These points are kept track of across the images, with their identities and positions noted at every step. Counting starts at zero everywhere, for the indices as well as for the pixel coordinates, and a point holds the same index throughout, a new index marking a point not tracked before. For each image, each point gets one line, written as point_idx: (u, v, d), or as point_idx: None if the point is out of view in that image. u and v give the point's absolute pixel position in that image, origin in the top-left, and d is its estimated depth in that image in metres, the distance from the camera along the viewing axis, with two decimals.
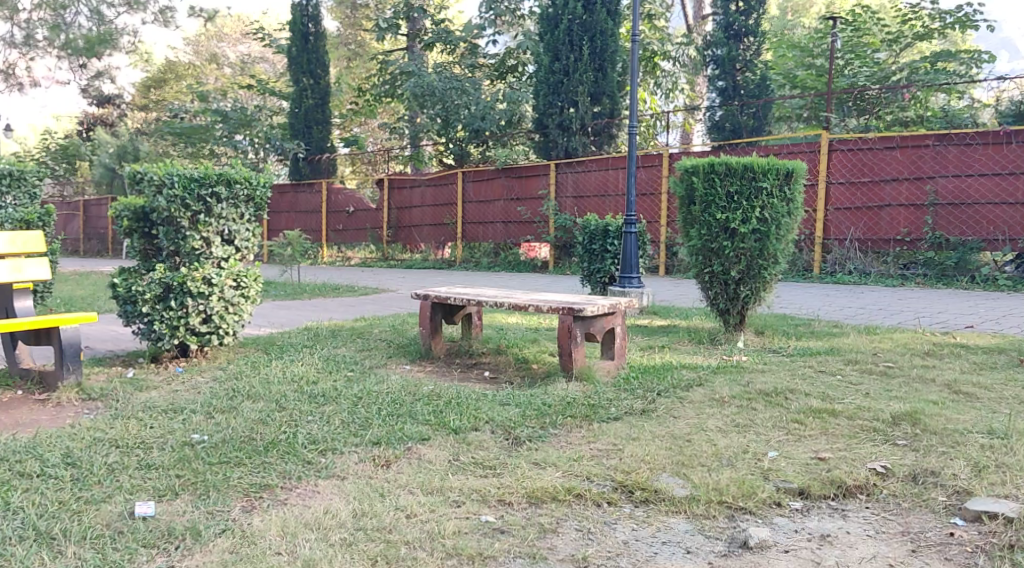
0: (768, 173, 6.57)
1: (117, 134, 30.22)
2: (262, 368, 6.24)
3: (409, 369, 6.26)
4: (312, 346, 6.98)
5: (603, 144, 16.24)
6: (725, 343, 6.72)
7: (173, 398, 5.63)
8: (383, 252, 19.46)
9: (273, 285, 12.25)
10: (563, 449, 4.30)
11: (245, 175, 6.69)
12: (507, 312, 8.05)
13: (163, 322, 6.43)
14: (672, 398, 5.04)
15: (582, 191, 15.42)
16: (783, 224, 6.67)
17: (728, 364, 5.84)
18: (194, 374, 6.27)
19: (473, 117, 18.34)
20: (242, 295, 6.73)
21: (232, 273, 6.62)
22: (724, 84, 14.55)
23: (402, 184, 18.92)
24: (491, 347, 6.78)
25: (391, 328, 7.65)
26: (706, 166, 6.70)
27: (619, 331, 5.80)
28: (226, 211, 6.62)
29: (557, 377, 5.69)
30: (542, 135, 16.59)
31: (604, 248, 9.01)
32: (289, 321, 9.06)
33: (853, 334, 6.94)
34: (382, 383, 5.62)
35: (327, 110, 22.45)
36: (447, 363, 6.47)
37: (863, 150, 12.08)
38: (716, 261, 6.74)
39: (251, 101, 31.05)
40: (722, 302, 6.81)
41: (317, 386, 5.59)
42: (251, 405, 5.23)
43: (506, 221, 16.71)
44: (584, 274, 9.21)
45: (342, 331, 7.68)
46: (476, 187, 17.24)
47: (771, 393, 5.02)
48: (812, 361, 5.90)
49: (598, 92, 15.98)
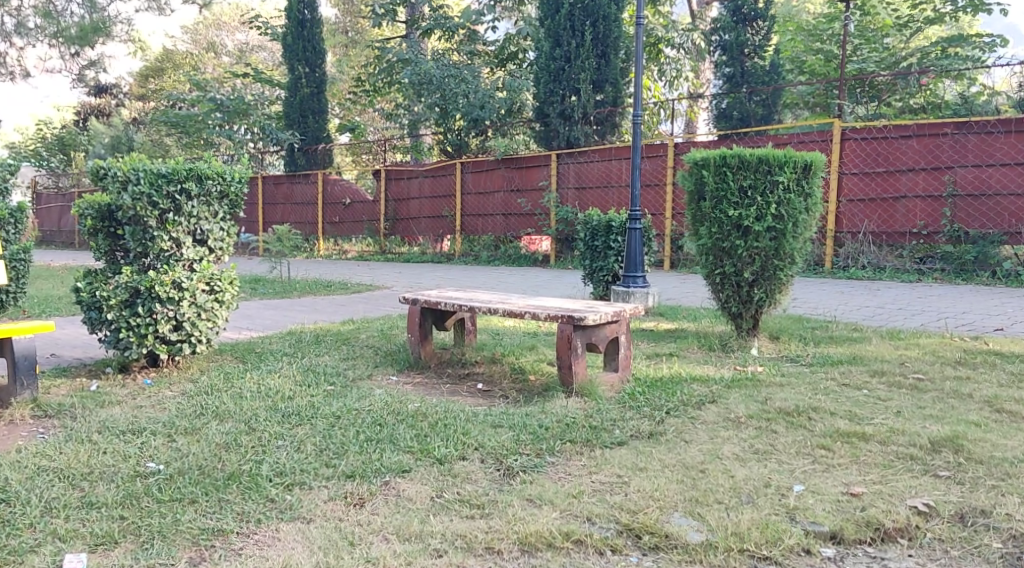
0: (785, 165, 6.06)
1: (112, 124, 29.73)
2: (236, 381, 5.74)
3: (396, 382, 5.77)
4: (293, 353, 6.49)
5: (606, 134, 15.69)
6: (738, 349, 6.21)
7: (136, 415, 5.14)
8: (380, 245, 18.95)
9: (263, 282, 11.75)
10: (561, 482, 3.81)
11: (218, 170, 6.18)
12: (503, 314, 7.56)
13: (130, 330, 5.94)
14: (683, 418, 4.53)
15: (583, 182, 14.90)
16: (801, 221, 6.16)
17: (742, 376, 5.34)
18: (163, 387, 5.78)
19: (471, 106, 17.69)
20: (217, 300, 6.24)
21: (204, 277, 6.12)
22: (731, 70, 13.99)
23: (399, 175, 18.39)
24: (485, 355, 6.28)
25: (379, 333, 7.15)
26: (717, 158, 6.18)
27: (623, 340, 5.30)
28: (198, 209, 6.11)
29: (555, 391, 5.20)
30: (542, 125, 16.06)
31: (607, 244, 8.54)
32: (274, 323, 8.59)
33: (876, 340, 6.43)
34: (364, 400, 5.13)
35: (324, 99, 21.90)
36: (437, 373, 5.98)
37: (879, 139, 11.55)
38: (727, 262, 6.23)
39: (249, 90, 30.52)
40: (734, 305, 6.30)
41: (291, 403, 5.10)
42: (218, 425, 4.76)
43: (506, 213, 16.21)
44: (586, 272, 8.76)
45: (327, 336, 7.20)
46: (476, 178, 16.72)
47: (793, 412, 4.52)
48: (835, 373, 5.40)
49: (601, 80, 15.44)
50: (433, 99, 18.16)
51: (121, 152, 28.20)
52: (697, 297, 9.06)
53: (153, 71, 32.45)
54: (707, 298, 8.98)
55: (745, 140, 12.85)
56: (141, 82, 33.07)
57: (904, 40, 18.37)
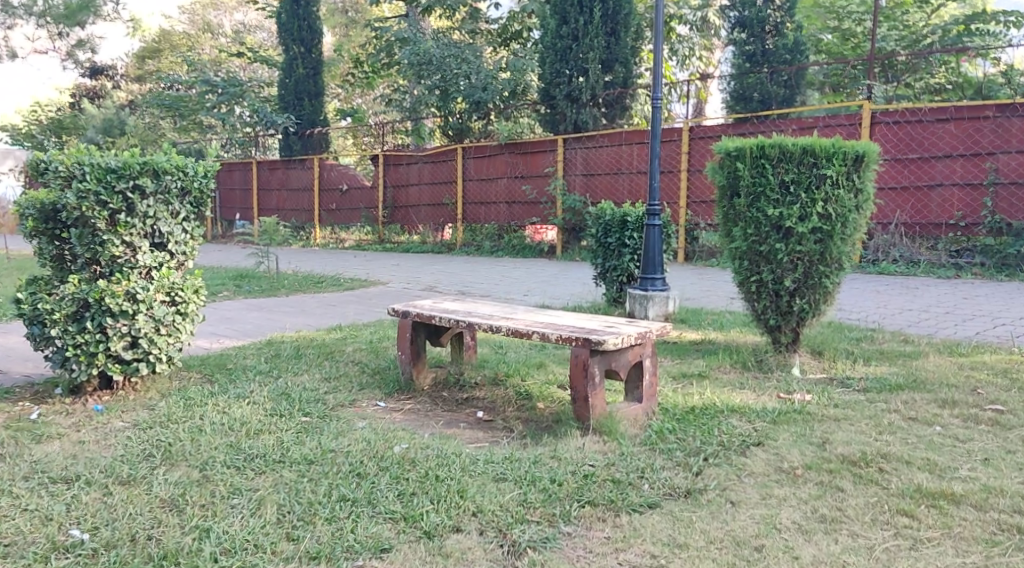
0: (833, 157, 5.24)
1: (105, 106, 28.85)
2: (197, 408, 4.95)
3: (383, 410, 4.98)
4: (267, 372, 5.68)
5: (615, 117, 14.84)
6: (777, 368, 5.42)
7: (74, 455, 4.35)
8: (378, 234, 18.15)
9: (251, 278, 10.94)
10: (580, 565, 3.03)
11: (179, 164, 5.36)
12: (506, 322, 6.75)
13: (77, 348, 5.12)
14: (726, 468, 3.74)
15: (592, 169, 14.07)
16: (851, 221, 5.35)
17: (789, 408, 4.54)
18: (114, 416, 4.98)
19: (473, 87, 16.82)
20: (180, 313, 5.44)
21: (163, 286, 5.31)
22: (751, 48, 12.99)
23: (398, 160, 17.55)
24: (487, 375, 5.49)
25: (367, 345, 6.36)
26: (754, 149, 5.36)
27: (648, 365, 4.50)
28: (157, 209, 5.29)
29: (569, 427, 4.41)
30: (548, 107, 15.19)
31: (622, 241, 7.73)
32: (256, 328, 7.81)
33: (934, 355, 5.62)
34: (342, 438, 4.33)
35: (320, 81, 20.96)
36: (431, 399, 5.20)
37: (912, 122, 10.67)
38: (765, 268, 5.43)
39: (248, 71, 29.59)
40: (772, 317, 5.51)
41: (255, 443, 4.31)
42: (167, 473, 3.98)
43: (510, 201, 15.38)
44: (598, 272, 7.96)
45: (310, 348, 6.40)
46: (478, 164, 15.87)
47: (860, 462, 3.74)
48: (897, 403, 4.59)
49: (610, 59, 14.53)
50: (433, 81, 17.26)
51: (114, 135, 27.35)
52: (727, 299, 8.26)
53: (149, 51, 31.38)
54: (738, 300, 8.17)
55: (766, 123, 12.00)
56: (137, 64, 32.10)
57: (925, 17, 17.38)
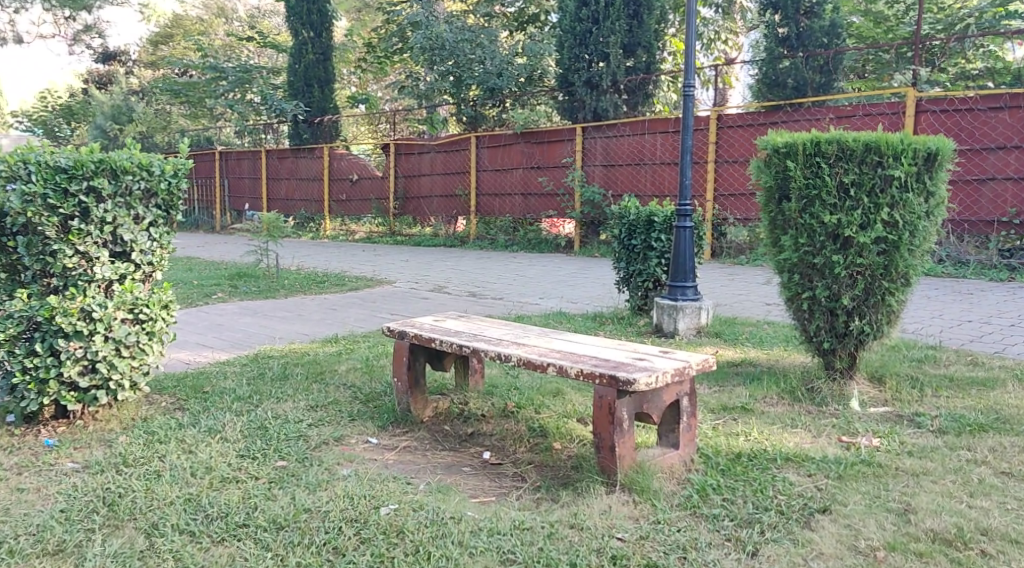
0: (902, 155, 4.49)
1: (115, 92, 28.28)
2: (159, 446, 4.28)
3: (374, 449, 4.30)
4: (246, 399, 5.01)
5: (637, 104, 14.04)
6: (831, 399, 4.70)
7: (5, 510, 3.68)
8: (389, 226, 17.49)
9: (249, 278, 10.27)
10: None
11: (143, 162, 4.67)
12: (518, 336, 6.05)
13: (24, 374, 4.42)
14: (789, 548, 3.04)
15: (612, 159, 13.30)
16: (920, 230, 4.59)
17: (855, 458, 3.81)
18: (64, 455, 4.29)
19: (488, 73, 16.07)
20: (145, 332, 4.74)
21: (124, 303, 4.62)
22: (785, 30, 12.03)
23: (409, 149, 16.83)
24: (497, 404, 4.79)
25: (362, 363, 5.68)
26: (808, 144, 4.61)
27: (686, 405, 3.78)
28: (117, 213, 4.59)
29: (592, 479, 3.70)
30: (566, 94, 14.41)
31: (648, 244, 6.99)
32: (247, 338, 7.13)
33: (1014, 384, 4.86)
34: (319, 494, 3.64)
35: (330, 66, 20.24)
36: (431, 435, 4.50)
37: (961, 111, 9.85)
38: (819, 283, 4.68)
39: (260, 57, 28.88)
40: (826, 339, 4.77)
41: (217, 498, 3.64)
42: (108, 542, 3.32)
43: (526, 193, 14.63)
44: (622, 277, 7.23)
45: (299, 367, 5.72)
46: (492, 154, 15.12)
47: (956, 541, 3.01)
48: (982, 450, 3.86)
49: (632, 43, 13.71)
50: (445, 67, 16.52)
51: (122, 123, 26.82)
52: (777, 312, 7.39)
53: (162, 37, 30.81)
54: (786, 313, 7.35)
55: (800, 111, 11.20)
56: (150, 49, 31.52)
57: None
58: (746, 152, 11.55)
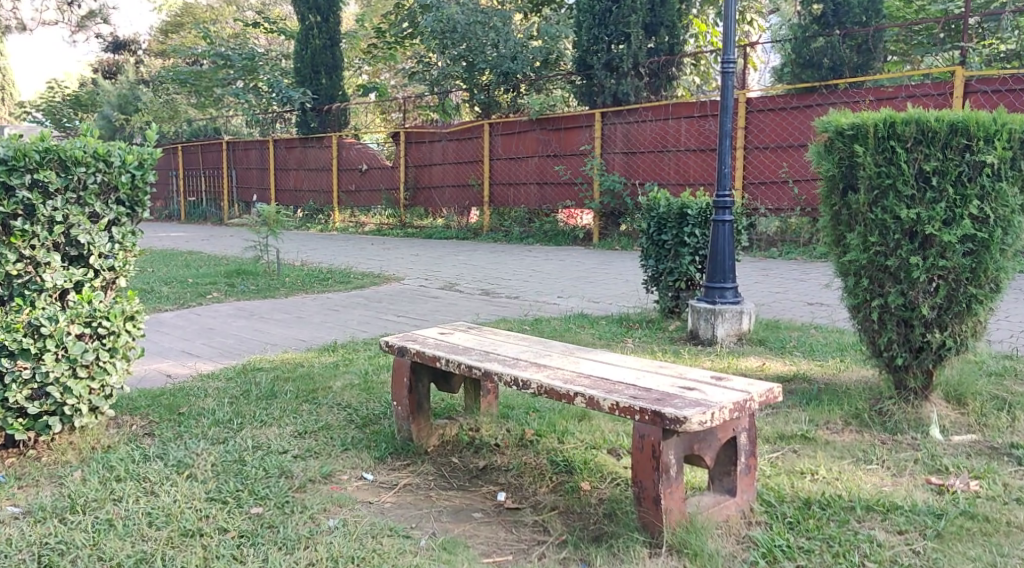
0: (994, 138, 3.77)
1: (123, 81, 27.75)
2: (116, 486, 3.63)
3: (371, 489, 3.66)
4: (226, 422, 4.38)
5: (660, 88, 13.28)
6: (907, 425, 4.01)
7: None
8: (400, 217, 16.84)
9: (247, 275, 9.62)
10: None
11: (100, 151, 4.01)
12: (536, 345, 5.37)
13: None
14: None
15: (633, 146, 12.58)
16: (1015, 226, 3.88)
17: (952, 505, 3.14)
18: (6, 495, 3.62)
19: (502, 57, 15.33)
20: (105, 348, 4.09)
21: (79, 316, 3.97)
22: (820, 7, 11.18)
23: (420, 137, 16.15)
24: (515, 430, 4.12)
25: (362, 378, 5.02)
26: (880, 126, 3.91)
27: (744, 443, 3.11)
28: (68, 210, 3.95)
29: (633, 536, 3.04)
30: (585, 78, 13.67)
31: (680, 240, 6.29)
32: (238, 345, 6.47)
33: None
34: (298, 555, 3.00)
35: (338, 52, 19.52)
36: (438, 470, 3.85)
37: (1016, 91, 9.09)
38: (892, 289, 3.99)
39: (270, 45, 28.23)
40: (901, 355, 4.08)
41: (173, 560, 3.00)
42: None
43: (542, 182, 13.93)
44: (651, 276, 6.55)
45: (289, 382, 5.07)
46: (506, 141, 14.41)
47: None
48: None
49: (655, 23, 12.96)
50: (458, 50, 15.81)
51: (129, 113, 26.32)
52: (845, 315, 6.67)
53: (171, 26, 30.21)
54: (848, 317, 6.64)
55: (837, 94, 10.42)
56: (160, 38, 30.96)
57: None
58: (779, 137, 10.84)
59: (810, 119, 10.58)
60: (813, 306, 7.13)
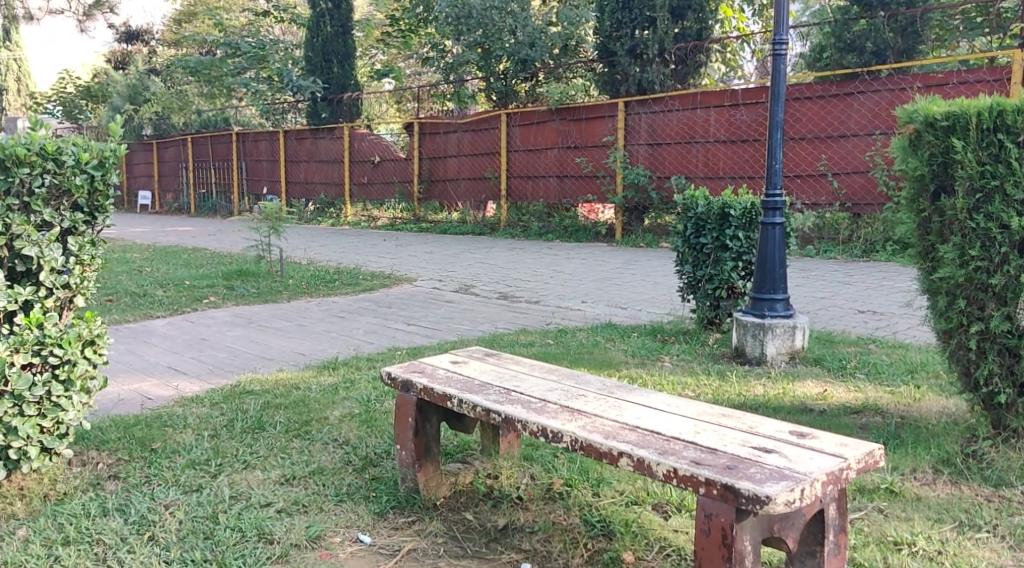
0: None
1: (134, 71, 27.24)
2: (60, 553, 3.01)
3: (367, 556, 3.03)
4: (203, 464, 3.76)
5: (687, 76, 12.55)
6: (1014, 476, 3.34)
7: None
8: (413, 211, 16.22)
9: (248, 276, 9.00)
10: None
11: (48, 148, 3.40)
12: None
13: None
14: None
15: (659, 137, 11.88)
16: None
17: None
18: None
19: (519, 44, 14.61)
20: (59, 380, 3.47)
21: (23, 343, 3.35)
22: None
23: (435, 128, 15.50)
24: (541, 479, 3.48)
25: (364, 406, 4.39)
26: (985, 116, 3.25)
27: (835, 517, 2.46)
28: (10, 219, 3.34)
29: None
30: (607, 66, 12.93)
31: (721, 243, 5.62)
32: (232, 359, 5.87)
33: None
34: None
35: (350, 40, 18.84)
36: (447, 529, 3.22)
37: None
38: (996, 311, 3.32)
39: (284, 33, 27.60)
40: (1004, 390, 3.40)
41: None
42: None
43: (561, 175, 13.24)
44: (687, 283, 5.88)
45: (280, 410, 4.45)
46: (524, 132, 13.74)
47: None
48: None
49: (682, 7, 12.23)
50: (474, 37, 15.13)
51: (139, 103, 26.22)
52: (905, 326, 6.01)
53: (185, 15, 29.65)
54: (910, 329, 5.96)
55: (880, 80, 9.66)
56: (173, 28, 30.43)
57: None
58: (816, 127, 10.16)
59: (850, 108, 9.87)
60: (865, 316, 6.46)
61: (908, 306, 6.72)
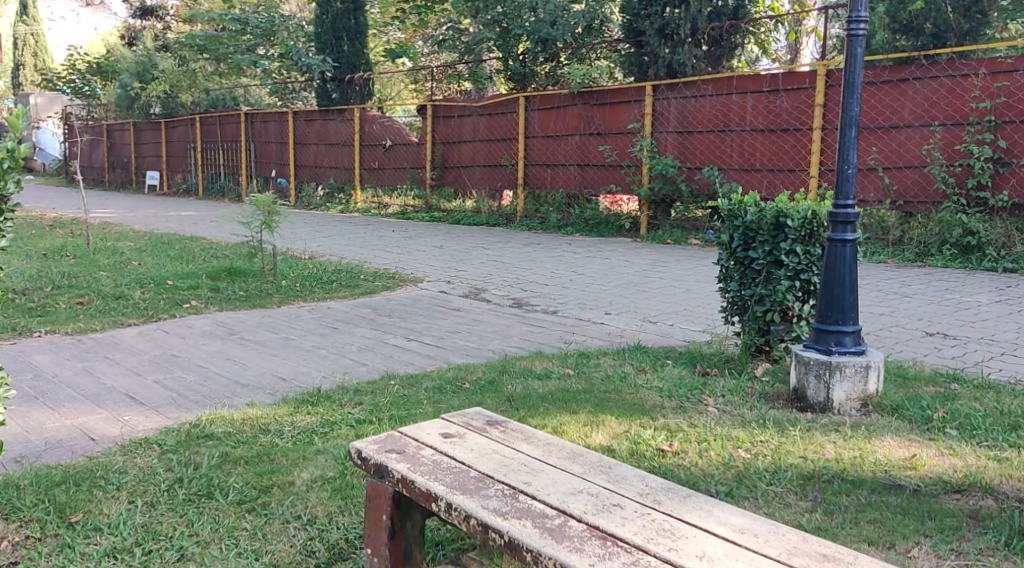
0: None
1: (144, 48, 26.50)
2: None
3: None
4: (126, 553, 2.96)
5: (721, 58, 11.57)
6: None
7: None
8: (426, 199, 15.38)
9: (238, 275, 8.19)
10: None
11: None
12: (592, 427, 3.85)
13: None
14: None
15: (689, 124, 10.94)
16: None
17: None
18: None
19: (539, 22, 13.63)
20: None
21: None
22: None
23: (449, 111, 14.64)
24: None
25: (339, 466, 3.55)
26: None
27: None
28: None
29: None
30: (635, 47, 11.98)
31: (775, 260, 4.72)
32: (201, 384, 5.07)
33: None
34: None
35: (361, 16, 17.93)
36: None
37: None
38: None
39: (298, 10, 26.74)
40: None
41: None
42: None
43: (583, 163, 12.32)
44: (733, 303, 5.00)
45: (240, 466, 3.64)
46: (544, 117, 12.84)
47: None
48: None
49: None
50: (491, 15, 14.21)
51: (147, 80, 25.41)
52: (985, 357, 5.13)
53: None
54: (993, 360, 5.07)
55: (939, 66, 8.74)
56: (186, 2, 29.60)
57: None
58: (866, 116, 9.21)
59: (904, 96, 8.93)
60: (936, 340, 5.58)
61: (981, 329, 5.82)
